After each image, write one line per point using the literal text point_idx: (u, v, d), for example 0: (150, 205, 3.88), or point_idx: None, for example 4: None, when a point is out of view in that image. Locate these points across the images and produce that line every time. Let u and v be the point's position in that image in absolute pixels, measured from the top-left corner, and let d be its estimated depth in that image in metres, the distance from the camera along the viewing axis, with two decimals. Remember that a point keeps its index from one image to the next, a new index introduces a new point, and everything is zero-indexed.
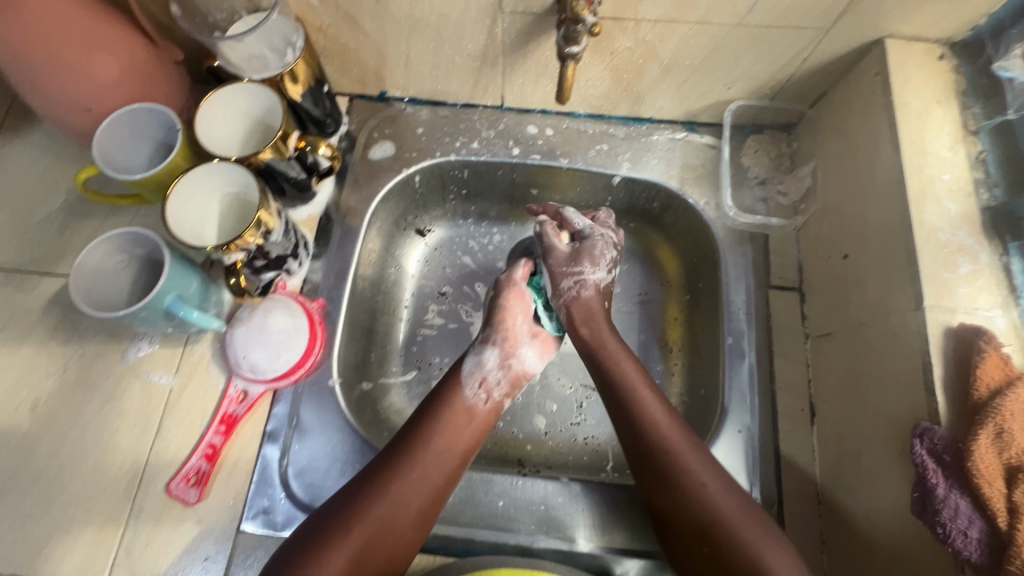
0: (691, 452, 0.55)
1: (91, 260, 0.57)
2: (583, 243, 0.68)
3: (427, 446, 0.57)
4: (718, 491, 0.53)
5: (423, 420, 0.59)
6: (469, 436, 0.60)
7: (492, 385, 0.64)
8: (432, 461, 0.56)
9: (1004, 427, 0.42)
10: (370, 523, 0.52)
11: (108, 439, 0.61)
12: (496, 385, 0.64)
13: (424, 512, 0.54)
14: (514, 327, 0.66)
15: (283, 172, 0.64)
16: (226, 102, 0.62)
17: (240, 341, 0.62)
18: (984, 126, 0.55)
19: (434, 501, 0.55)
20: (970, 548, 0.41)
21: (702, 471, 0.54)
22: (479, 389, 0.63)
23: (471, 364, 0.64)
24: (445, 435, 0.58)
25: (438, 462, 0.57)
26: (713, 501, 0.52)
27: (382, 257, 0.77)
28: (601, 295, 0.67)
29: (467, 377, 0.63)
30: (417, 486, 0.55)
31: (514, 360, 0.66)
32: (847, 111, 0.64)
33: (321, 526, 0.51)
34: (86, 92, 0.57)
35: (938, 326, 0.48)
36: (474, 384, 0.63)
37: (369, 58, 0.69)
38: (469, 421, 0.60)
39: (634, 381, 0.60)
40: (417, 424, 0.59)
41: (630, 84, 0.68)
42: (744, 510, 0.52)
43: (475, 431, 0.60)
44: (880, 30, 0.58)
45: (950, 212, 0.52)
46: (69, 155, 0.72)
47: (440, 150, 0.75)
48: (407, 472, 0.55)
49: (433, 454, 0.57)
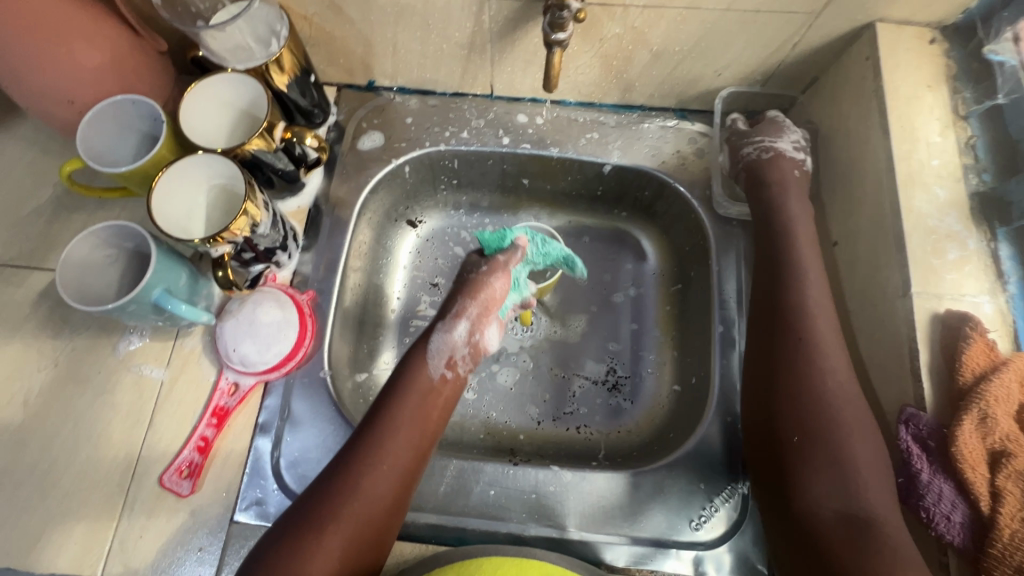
0: (832, 343, 0.52)
1: (78, 253, 0.56)
2: None
3: (385, 445, 0.56)
4: (838, 393, 0.49)
5: (379, 416, 0.58)
6: (436, 416, 0.60)
7: (459, 360, 0.64)
8: (391, 460, 0.55)
9: (988, 412, 0.43)
10: (345, 522, 0.51)
11: (101, 432, 0.61)
12: (461, 359, 0.64)
13: (391, 511, 0.54)
14: (495, 303, 0.66)
15: (271, 163, 0.63)
16: (211, 92, 0.62)
17: (231, 333, 0.62)
18: (974, 111, 0.55)
19: (400, 498, 0.55)
20: (953, 532, 0.42)
21: (830, 371, 0.50)
22: (446, 366, 0.63)
23: (440, 337, 0.63)
24: (403, 431, 0.57)
25: (406, 443, 0.57)
26: (829, 396, 0.49)
27: (373, 248, 0.76)
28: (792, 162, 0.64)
29: (434, 352, 0.63)
30: (380, 486, 0.54)
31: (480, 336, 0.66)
32: (837, 97, 0.63)
33: (288, 535, 0.50)
34: (69, 83, 0.56)
35: (925, 314, 0.48)
36: (440, 359, 0.63)
37: (356, 47, 0.68)
38: (428, 414, 0.59)
39: (811, 269, 0.56)
40: (373, 422, 0.58)
41: (619, 71, 0.68)
42: (858, 413, 0.48)
43: (432, 423, 0.59)
44: (872, 13, 0.57)
45: (939, 198, 0.52)
46: (56, 147, 0.71)
47: (430, 139, 0.75)
48: (367, 473, 0.54)
49: (392, 451, 0.56)
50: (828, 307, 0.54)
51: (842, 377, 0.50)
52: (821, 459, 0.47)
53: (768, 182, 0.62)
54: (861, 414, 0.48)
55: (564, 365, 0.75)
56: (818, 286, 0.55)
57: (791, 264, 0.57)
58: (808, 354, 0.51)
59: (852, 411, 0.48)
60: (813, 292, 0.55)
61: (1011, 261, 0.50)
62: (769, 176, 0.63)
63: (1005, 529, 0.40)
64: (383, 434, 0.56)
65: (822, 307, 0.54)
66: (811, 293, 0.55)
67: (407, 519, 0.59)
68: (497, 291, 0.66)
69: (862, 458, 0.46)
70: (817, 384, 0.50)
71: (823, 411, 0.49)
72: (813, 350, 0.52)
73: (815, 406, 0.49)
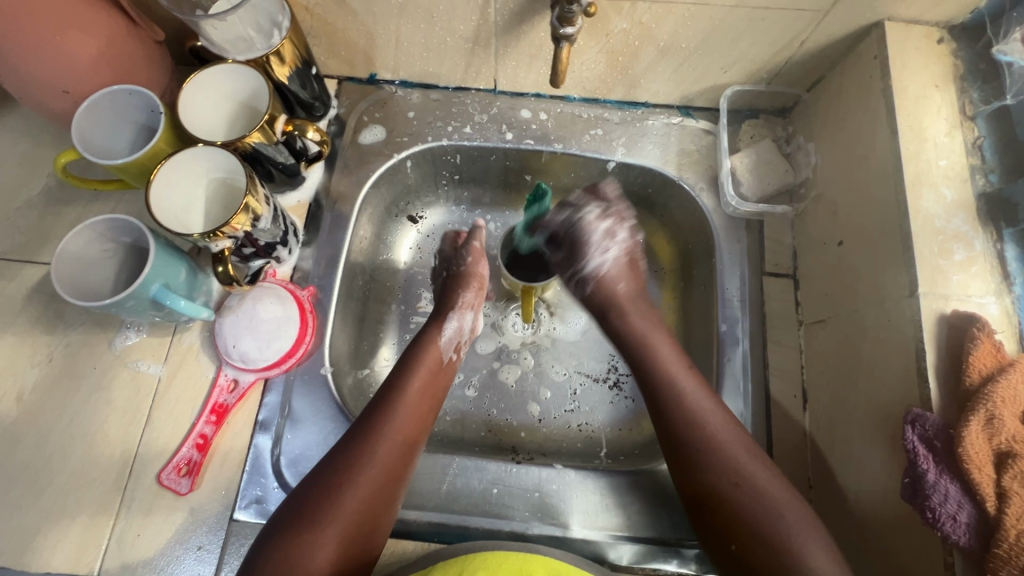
0: (735, 444, 0.55)
1: (73, 247, 0.55)
2: (574, 230, 0.68)
3: (386, 427, 0.56)
4: (762, 481, 0.52)
5: (382, 400, 0.58)
6: (442, 380, 0.63)
7: (463, 344, 0.67)
8: (390, 441, 0.55)
9: (995, 413, 0.43)
10: (367, 476, 0.53)
11: (96, 429, 0.60)
12: (463, 345, 0.68)
13: (404, 471, 0.55)
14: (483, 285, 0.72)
15: (271, 157, 0.62)
16: (211, 83, 0.60)
17: (230, 329, 0.61)
18: (982, 111, 0.55)
19: (400, 479, 0.55)
20: (959, 532, 0.42)
21: (744, 462, 0.53)
22: (455, 352, 0.66)
23: (449, 326, 0.66)
24: (403, 413, 0.57)
25: (418, 402, 0.59)
26: (751, 493, 0.52)
27: (374, 244, 0.76)
28: (619, 274, 0.68)
29: (447, 340, 0.65)
30: (381, 470, 0.54)
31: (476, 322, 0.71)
32: (844, 96, 0.63)
33: (296, 514, 0.50)
34: (64, 72, 0.55)
35: (931, 314, 0.48)
36: (451, 345, 0.65)
37: (358, 39, 0.67)
38: (435, 378, 0.62)
39: (683, 376, 0.59)
40: (375, 405, 0.58)
41: (625, 67, 0.67)
42: (785, 499, 0.51)
43: (430, 405, 0.60)
44: (881, 12, 0.57)
45: (947, 199, 0.52)
46: (48, 138, 0.70)
47: (432, 134, 0.74)
48: (369, 454, 0.54)
49: (393, 434, 0.56)
50: (720, 413, 0.57)
51: (760, 472, 0.53)
52: (772, 562, 0.48)
53: (608, 308, 0.67)
54: (791, 502, 0.51)
55: (564, 362, 0.75)
56: (705, 397, 0.58)
57: (669, 383, 0.59)
58: (708, 469, 0.54)
59: (782, 493, 0.51)
60: (705, 404, 0.57)
61: (1018, 263, 0.50)
62: (613, 295, 0.67)
63: (1010, 530, 0.40)
64: (385, 416, 0.57)
65: (715, 416, 0.56)
66: (698, 406, 0.57)
67: (409, 517, 0.59)
68: (484, 275, 0.72)
69: (810, 545, 0.48)
70: (731, 480, 0.53)
71: (756, 514, 0.50)
72: (722, 462, 0.54)
73: (747, 508, 0.51)
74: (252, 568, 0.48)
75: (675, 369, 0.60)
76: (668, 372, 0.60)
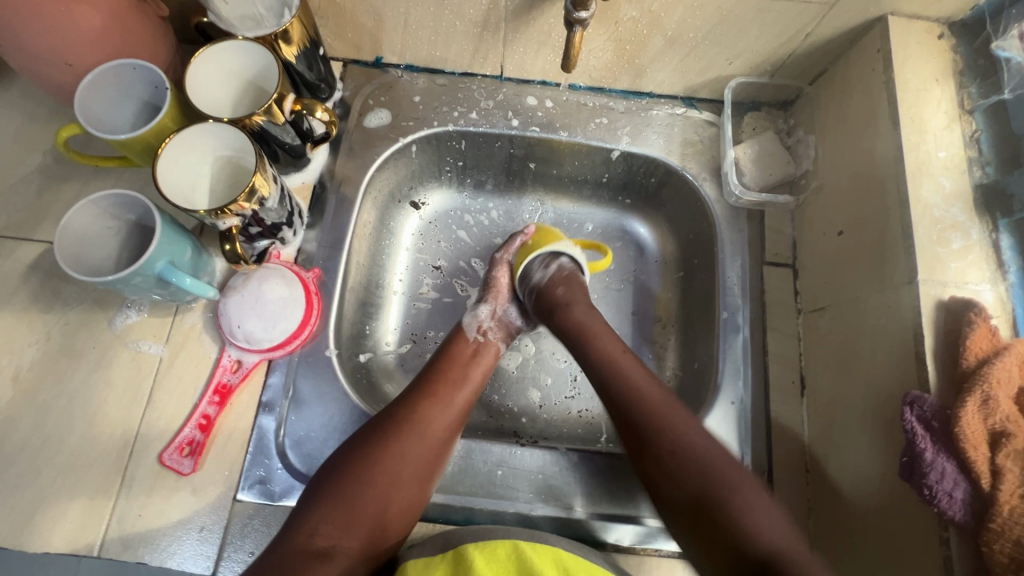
0: (684, 420, 0.55)
1: (77, 222, 0.54)
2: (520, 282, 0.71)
3: (429, 408, 0.58)
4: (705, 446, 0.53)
5: (426, 382, 0.60)
6: (480, 370, 0.64)
7: (488, 329, 0.67)
8: (430, 421, 0.57)
9: (991, 394, 0.44)
10: (404, 454, 0.54)
11: (96, 408, 0.60)
12: (490, 330, 0.68)
13: (439, 452, 0.57)
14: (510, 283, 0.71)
15: (278, 137, 0.62)
16: (218, 60, 0.60)
17: (235, 309, 0.60)
18: (979, 106, 0.56)
19: (438, 459, 0.56)
20: (954, 507, 0.43)
21: (688, 432, 0.54)
22: (478, 333, 0.67)
23: (466, 316, 0.68)
24: (443, 401, 0.59)
25: (457, 390, 0.60)
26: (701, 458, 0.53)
27: (377, 229, 0.75)
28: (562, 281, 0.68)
29: (466, 327, 0.67)
30: (421, 447, 0.55)
31: (504, 314, 0.70)
32: (846, 89, 0.64)
33: (328, 486, 0.52)
34: (67, 45, 0.54)
35: (930, 300, 0.50)
36: (473, 329, 0.67)
37: (366, 21, 0.66)
38: (472, 366, 0.63)
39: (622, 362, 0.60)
40: (420, 386, 0.60)
41: (632, 55, 0.68)
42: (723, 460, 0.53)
43: (472, 390, 0.61)
44: (884, 6, 0.58)
45: (945, 189, 0.53)
46: (44, 114, 0.68)
47: (438, 119, 0.74)
48: (410, 432, 0.56)
49: (434, 415, 0.57)
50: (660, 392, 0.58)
51: (701, 436, 0.54)
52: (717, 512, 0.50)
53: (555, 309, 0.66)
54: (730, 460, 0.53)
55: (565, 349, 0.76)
56: (653, 387, 0.58)
57: (609, 366, 0.60)
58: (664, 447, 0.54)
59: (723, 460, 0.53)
60: (656, 395, 0.57)
61: (1012, 251, 0.51)
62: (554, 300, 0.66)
63: (1004, 505, 0.41)
64: (428, 398, 0.58)
65: (663, 407, 0.56)
66: (646, 396, 0.57)
67: None
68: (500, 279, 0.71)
69: (749, 496, 0.50)
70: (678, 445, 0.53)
71: (711, 475, 0.52)
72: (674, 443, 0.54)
73: (701, 473, 0.52)
74: (286, 533, 0.50)
75: (616, 356, 0.60)
76: (619, 368, 0.59)
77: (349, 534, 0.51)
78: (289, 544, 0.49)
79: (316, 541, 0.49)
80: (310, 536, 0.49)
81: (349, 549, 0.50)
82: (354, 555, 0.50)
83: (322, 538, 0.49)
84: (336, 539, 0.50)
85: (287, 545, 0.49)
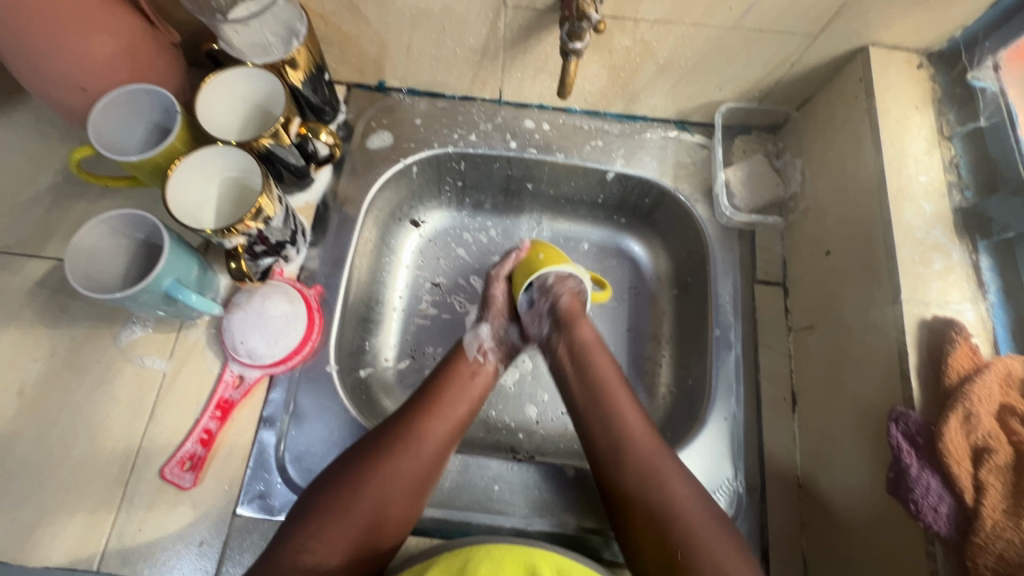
0: (670, 468, 0.56)
1: (88, 240, 0.56)
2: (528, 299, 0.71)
3: (424, 426, 0.59)
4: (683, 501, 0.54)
5: (421, 401, 0.61)
6: (477, 389, 0.65)
7: (489, 350, 0.69)
8: (424, 438, 0.58)
9: (972, 410, 0.46)
10: (395, 472, 0.55)
11: (99, 423, 0.61)
12: (491, 351, 0.69)
13: (431, 470, 0.58)
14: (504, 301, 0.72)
15: (283, 158, 0.64)
16: (227, 85, 0.62)
17: (239, 325, 0.61)
18: (958, 132, 0.59)
19: (430, 477, 0.57)
20: (940, 522, 0.44)
21: (670, 481, 0.55)
22: (478, 352, 0.68)
23: (468, 335, 0.70)
24: (436, 420, 0.60)
25: (451, 409, 0.61)
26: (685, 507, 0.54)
27: (378, 247, 0.77)
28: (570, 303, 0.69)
29: (467, 345, 0.68)
30: (415, 464, 0.57)
31: (506, 334, 0.71)
32: (830, 115, 0.67)
33: (317, 504, 0.53)
34: (83, 70, 0.56)
35: (914, 319, 0.51)
36: (474, 349, 0.68)
37: (370, 47, 0.69)
38: (468, 386, 0.64)
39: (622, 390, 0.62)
40: (416, 404, 0.61)
41: (626, 82, 0.70)
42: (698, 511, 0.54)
43: (467, 409, 0.63)
44: (865, 37, 0.61)
45: (926, 212, 0.55)
46: (56, 135, 0.70)
47: (439, 141, 0.76)
48: (404, 449, 0.57)
49: (429, 432, 0.59)
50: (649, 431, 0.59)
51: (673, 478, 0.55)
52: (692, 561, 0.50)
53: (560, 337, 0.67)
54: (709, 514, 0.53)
55: None
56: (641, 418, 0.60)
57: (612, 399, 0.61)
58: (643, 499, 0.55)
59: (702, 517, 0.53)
60: (645, 447, 0.57)
61: (991, 272, 0.53)
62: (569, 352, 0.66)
63: (987, 519, 0.43)
64: (423, 415, 0.60)
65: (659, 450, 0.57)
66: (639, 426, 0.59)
67: None
68: (499, 297, 0.72)
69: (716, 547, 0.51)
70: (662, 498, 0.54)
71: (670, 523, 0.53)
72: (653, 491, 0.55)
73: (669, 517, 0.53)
74: (275, 549, 0.50)
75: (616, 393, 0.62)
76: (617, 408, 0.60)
77: (336, 551, 0.51)
78: (276, 560, 0.49)
79: (302, 558, 0.50)
80: (298, 553, 0.50)
81: (336, 566, 0.51)
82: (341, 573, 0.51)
83: (309, 555, 0.50)
84: (322, 556, 0.50)
85: (273, 562, 0.49)
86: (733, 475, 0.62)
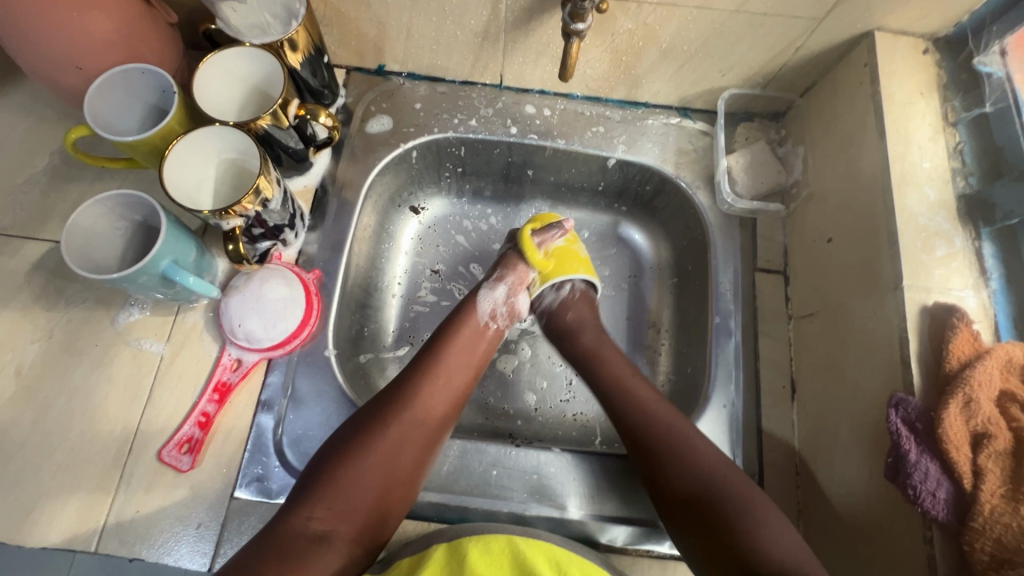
0: (694, 445, 0.55)
1: (84, 221, 0.55)
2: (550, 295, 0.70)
3: (427, 393, 0.59)
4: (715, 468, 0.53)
5: (423, 368, 0.61)
6: (478, 356, 0.65)
7: (500, 314, 0.68)
8: (428, 405, 0.58)
9: (972, 397, 0.45)
10: (401, 439, 0.56)
11: (96, 405, 0.60)
12: (501, 315, 0.68)
13: (435, 434, 0.58)
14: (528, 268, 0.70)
15: (281, 140, 0.63)
16: (224, 65, 0.61)
17: (236, 308, 0.61)
18: (962, 118, 0.58)
19: (435, 442, 0.58)
20: (938, 507, 0.44)
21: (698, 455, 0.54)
22: (489, 315, 0.67)
23: (483, 292, 0.68)
24: (438, 387, 0.60)
25: (453, 375, 0.61)
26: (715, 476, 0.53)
27: (377, 233, 0.77)
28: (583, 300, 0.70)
29: (481, 304, 0.67)
30: (418, 432, 0.57)
31: (518, 299, 0.70)
32: (834, 101, 0.67)
33: (322, 472, 0.53)
34: (79, 49, 0.55)
35: (915, 305, 0.51)
36: (487, 311, 0.67)
37: (369, 30, 0.68)
38: (471, 352, 0.64)
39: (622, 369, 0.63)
40: (418, 371, 0.61)
41: (628, 66, 0.70)
42: (745, 488, 0.52)
43: (468, 375, 0.63)
44: (871, 22, 0.60)
45: (930, 198, 0.55)
46: (53, 116, 0.70)
47: (439, 126, 0.75)
48: (406, 417, 0.57)
49: (432, 399, 0.59)
50: (660, 404, 0.59)
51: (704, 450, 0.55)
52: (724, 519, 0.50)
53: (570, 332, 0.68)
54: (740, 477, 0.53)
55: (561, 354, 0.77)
56: (652, 396, 0.60)
57: (618, 385, 0.61)
58: (679, 477, 0.54)
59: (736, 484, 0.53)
60: (672, 431, 0.57)
61: (994, 259, 0.53)
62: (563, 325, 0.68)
63: (985, 505, 0.43)
64: (427, 383, 0.60)
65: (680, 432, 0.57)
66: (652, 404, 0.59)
67: None
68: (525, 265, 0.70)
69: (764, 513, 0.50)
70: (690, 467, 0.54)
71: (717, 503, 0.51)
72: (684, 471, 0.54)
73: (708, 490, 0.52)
74: (282, 518, 0.50)
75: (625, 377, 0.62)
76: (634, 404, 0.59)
77: (345, 520, 0.51)
78: (285, 529, 0.49)
79: (311, 525, 0.50)
80: (306, 520, 0.50)
81: (344, 534, 0.51)
82: (350, 539, 0.51)
83: (318, 522, 0.50)
84: (331, 524, 0.51)
85: (282, 529, 0.49)
86: (731, 462, 0.62)
